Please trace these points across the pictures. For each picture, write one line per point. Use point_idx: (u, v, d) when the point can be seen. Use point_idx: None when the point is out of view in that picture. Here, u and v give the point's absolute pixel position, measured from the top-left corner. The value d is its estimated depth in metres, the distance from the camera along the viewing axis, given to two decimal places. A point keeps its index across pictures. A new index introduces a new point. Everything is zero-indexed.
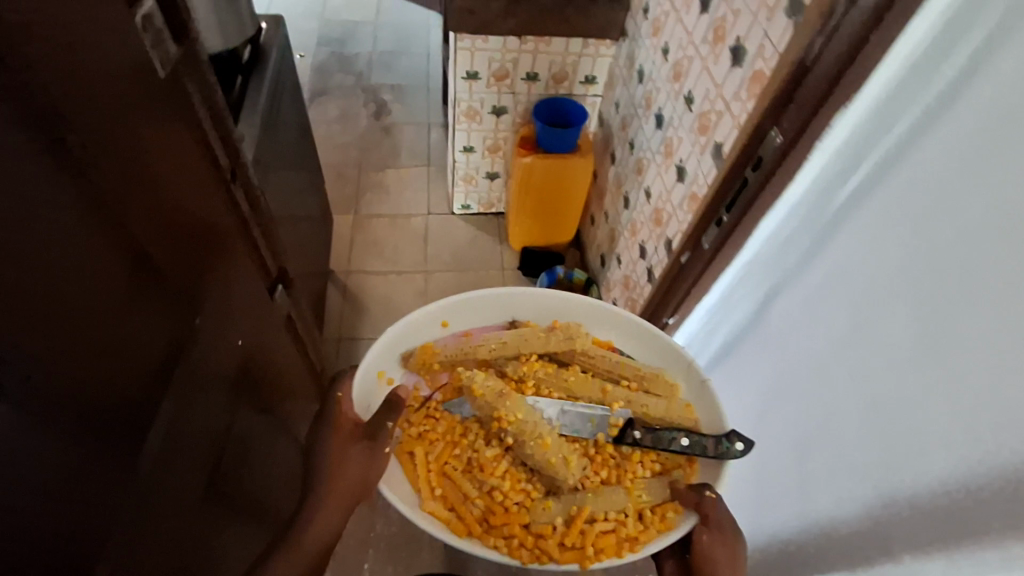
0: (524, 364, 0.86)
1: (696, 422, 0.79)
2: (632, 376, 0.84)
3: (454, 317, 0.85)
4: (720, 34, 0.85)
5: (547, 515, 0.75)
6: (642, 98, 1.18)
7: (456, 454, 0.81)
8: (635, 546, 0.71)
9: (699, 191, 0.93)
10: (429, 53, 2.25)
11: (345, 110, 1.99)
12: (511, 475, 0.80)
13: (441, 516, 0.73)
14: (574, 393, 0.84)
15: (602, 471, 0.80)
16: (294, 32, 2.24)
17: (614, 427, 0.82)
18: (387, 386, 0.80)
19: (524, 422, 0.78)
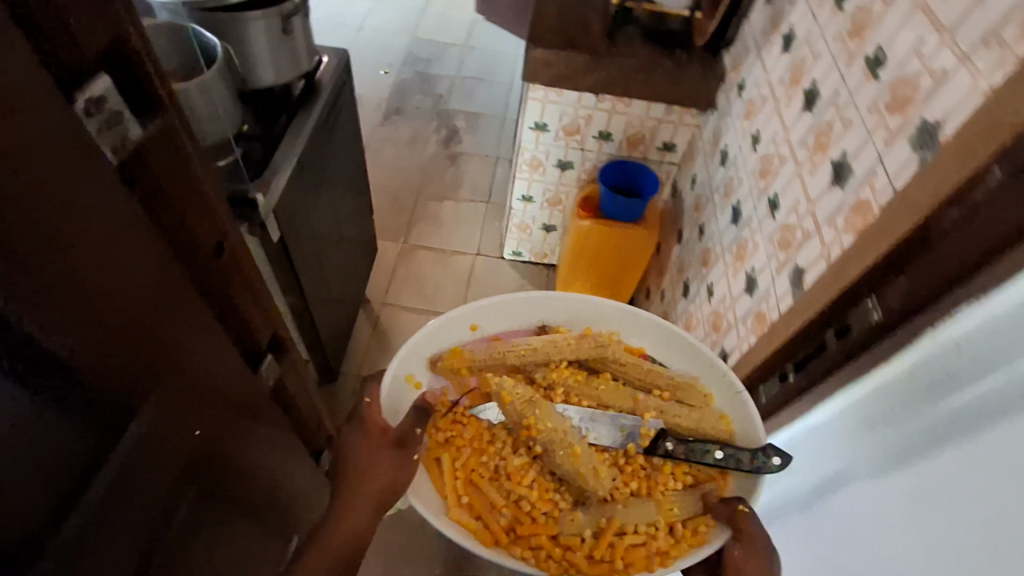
0: (554, 371, 0.79)
1: (732, 435, 0.71)
2: (664, 384, 0.76)
3: (482, 319, 0.80)
4: (823, 141, 0.72)
5: (574, 526, 0.67)
6: (721, 183, 1.04)
7: (483, 462, 0.72)
8: (666, 561, 0.63)
9: (767, 312, 0.79)
10: (511, 83, 2.20)
11: (416, 133, 1.97)
12: (540, 486, 0.71)
13: (467, 525, 0.65)
14: (605, 402, 0.76)
15: (632, 482, 0.70)
16: (383, 48, 2.25)
17: (646, 437, 0.73)
18: (415, 392, 0.74)
19: (555, 430, 0.69)
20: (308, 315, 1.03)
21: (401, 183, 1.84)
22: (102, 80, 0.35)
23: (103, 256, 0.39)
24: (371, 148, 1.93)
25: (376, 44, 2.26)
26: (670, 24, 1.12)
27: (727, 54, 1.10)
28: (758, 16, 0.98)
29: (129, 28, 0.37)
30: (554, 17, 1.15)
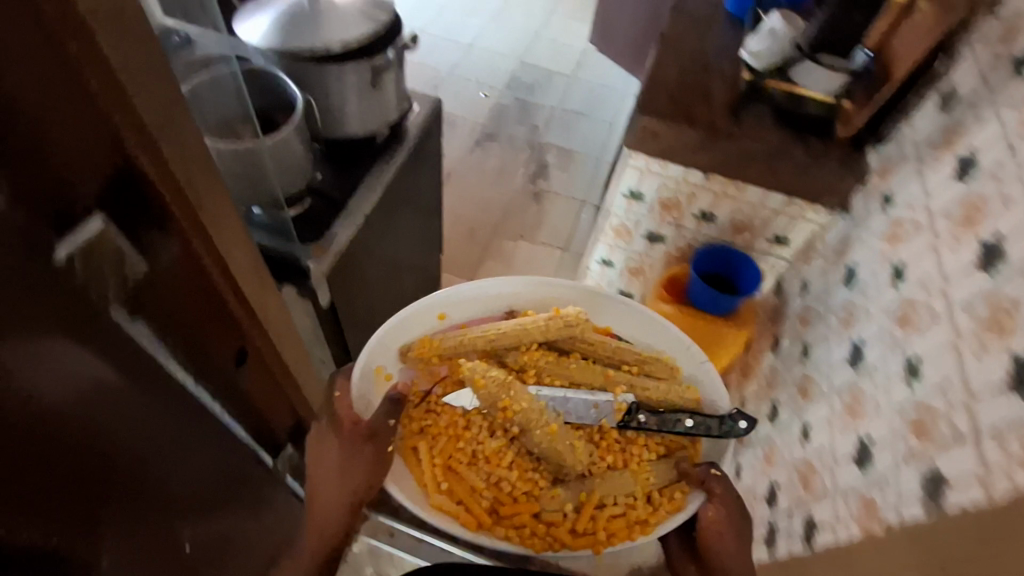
0: (525, 354, 0.90)
1: (700, 402, 0.88)
2: (632, 360, 0.90)
3: (450, 309, 0.90)
4: (1000, 319, 0.55)
5: (555, 502, 0.82)
6: (839, 306, 0.88)
7: (460, 447, 0.85)
8: (646, 528, 0.79)
9: (881, 506, 0.62)
10: (614, 121, 2.09)
11: (504, 164, 1.91)
12: (518, 465, 0.85)
13: (450, 510, 0.80)
14: (577, 381, 0.89)
15: (608, 456, 0.86)
16: (488, 68, 2.21)
17: (619, 411, 0.87)
18: (386, 383, 0.85)
19: (531, 410, 0.82)
20: (351, 360, 0.99)
21: (480, 214, 1.79)
22: (99, 217, 0.44)
23: (93, 377, 0.46)
24: (458, 173, 1.88)
25: (483, 64, 2.22)
26: (804, 109, 0.94)
27: (874, 153, 0.92)
28: (925, 122, 0.81)
29: (140, 153, 0.46)
30: (675, 83, 1.04)
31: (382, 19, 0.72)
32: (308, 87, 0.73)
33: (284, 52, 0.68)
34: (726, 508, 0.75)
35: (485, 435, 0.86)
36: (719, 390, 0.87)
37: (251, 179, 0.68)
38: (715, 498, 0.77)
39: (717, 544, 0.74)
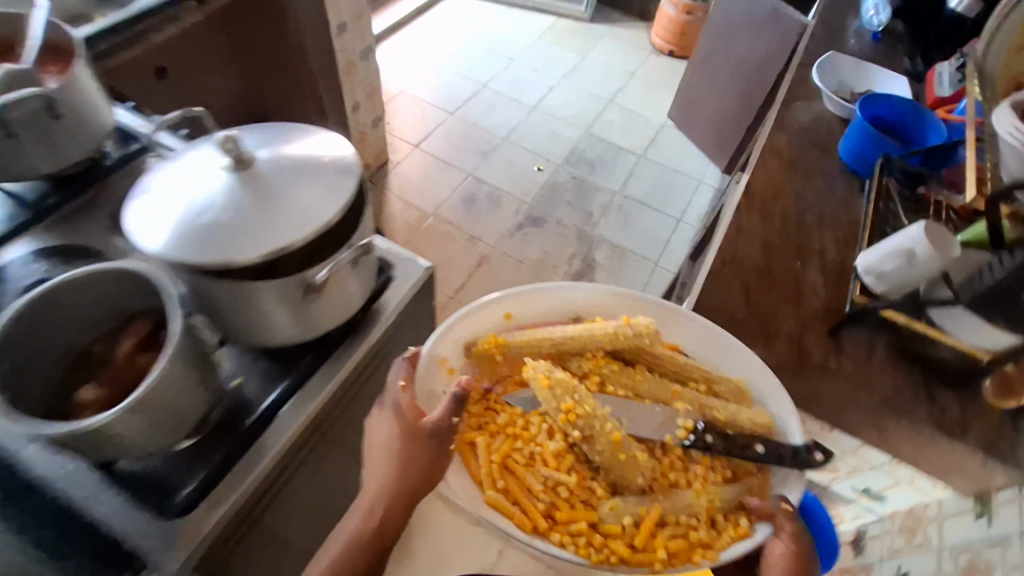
0: (590, 358, 0.73)
1: (772, 429, 0.68)
2: (702, 378, 0.71)
3: (515, 307, 0.75)
4: None
5: (614, 513, 0.64)
6: None
7: (517, 448, 0.69)
8: (709, 553, 0.63)
9: None
10: (683, 219, 1.83)
11: (547, 256, 1.67)
12: (576, 472, 0.68)
13: (502, 508, 0.64)
14: (643, 393, 0.71)
15: (671, 475, 0.68)
16: (549, 137, 2.01)
17: (684, 429, 0.68)
18: (444, 377, 0.71)
19: (595, 416, 0.66)
20: None
21: None
22: None
23: None
24: (491, 261, 1.65)
25: (544, 132, 2.02)
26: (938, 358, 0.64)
27: None
28: None
29: None
30: (758, 271, 0.78)
31: (342, 185, 0.55)
32: (211, 304, 0.53)
33: (202, 248, 0.48)
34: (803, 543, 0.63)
35: (544, 436, 0.69)
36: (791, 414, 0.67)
37: (96, 451, 0.47)
38: (789, 534, 0.63)
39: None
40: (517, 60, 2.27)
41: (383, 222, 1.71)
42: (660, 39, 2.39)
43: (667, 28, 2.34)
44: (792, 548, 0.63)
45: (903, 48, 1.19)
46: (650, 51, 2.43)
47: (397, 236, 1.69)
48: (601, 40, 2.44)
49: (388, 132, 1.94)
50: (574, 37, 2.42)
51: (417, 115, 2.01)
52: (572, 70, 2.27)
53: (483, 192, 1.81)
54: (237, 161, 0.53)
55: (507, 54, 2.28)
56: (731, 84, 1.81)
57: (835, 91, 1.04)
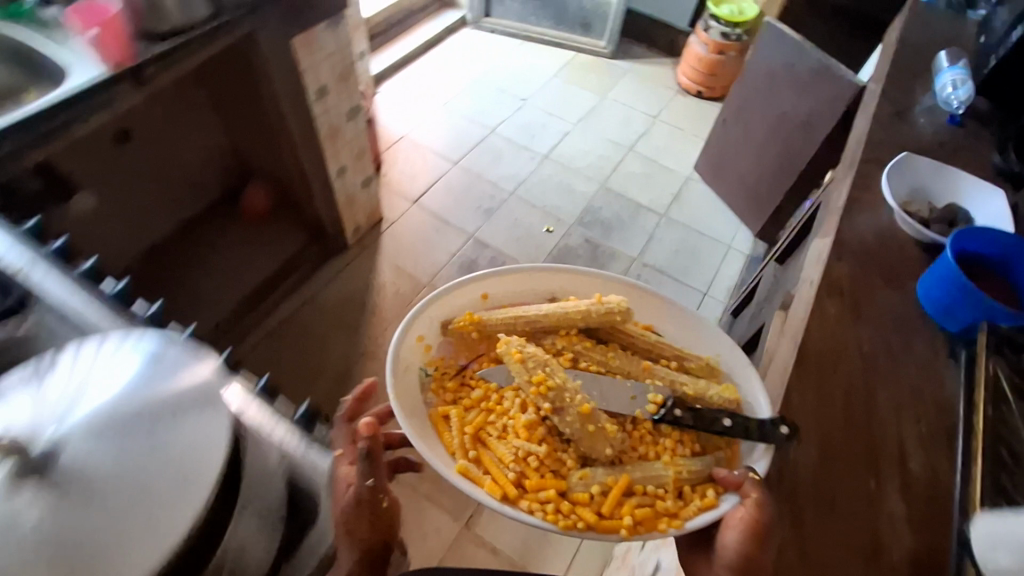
0: (563, 339, 0.84)
1: (739, 403, 0.76)
2: (670, 354, 0.82)
3: (493, 289, 0.85)
4: None
5: (583, 482, 0.72)
6: None
7: (491, 420, 0.77)
8: (674, 522, 0.67)
9: None
10: (708, 293, 1.64)
11: None
12: (548, 444, 0.75)
13: (474, 477, 0.69)
14: (613, 368, 0.82)
15: (640, 447, 0.76)
16: (563, 191, 1.83)
17: (652, 404, 0.77)
18: (423, 353, 0.77)
19: (565, 387, 0.76)
20: None
21: None
22: None
23: None
24: None
25: (556, 185, 1.84)
26: None
27: None
28: None
29: None
30: (817, 496, 0.57)
31: (157, 511, 0.40)
32: None
33: None
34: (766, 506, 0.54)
35: (517, 409, 0.77)
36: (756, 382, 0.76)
37: None
38: (751, 501, 0.55)
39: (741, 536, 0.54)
40: (530, 101, 2.11)
41: (372, 292, 1.56)
42: (687, 78, 2.20)
43: (695, 67, 2.14)
44: (753, 515, 0.54)
45: (986, 136, 0.99)
46: (676, 90, 2.24)
47: (388, 309, 1.54)
48: (622, 78, 2.27)
49: (382, 184, 1.78)
50: (593, 75, 2.26)
51: (416, 165, 1.85)
52: (589, 112, 2.10)
53: (486, 258, 1.64)
54: (30, 461, 0.40)
55: (520, 95, 2.13)
56: (769, 143, 1.61)
57: (907, 199, 0.84)
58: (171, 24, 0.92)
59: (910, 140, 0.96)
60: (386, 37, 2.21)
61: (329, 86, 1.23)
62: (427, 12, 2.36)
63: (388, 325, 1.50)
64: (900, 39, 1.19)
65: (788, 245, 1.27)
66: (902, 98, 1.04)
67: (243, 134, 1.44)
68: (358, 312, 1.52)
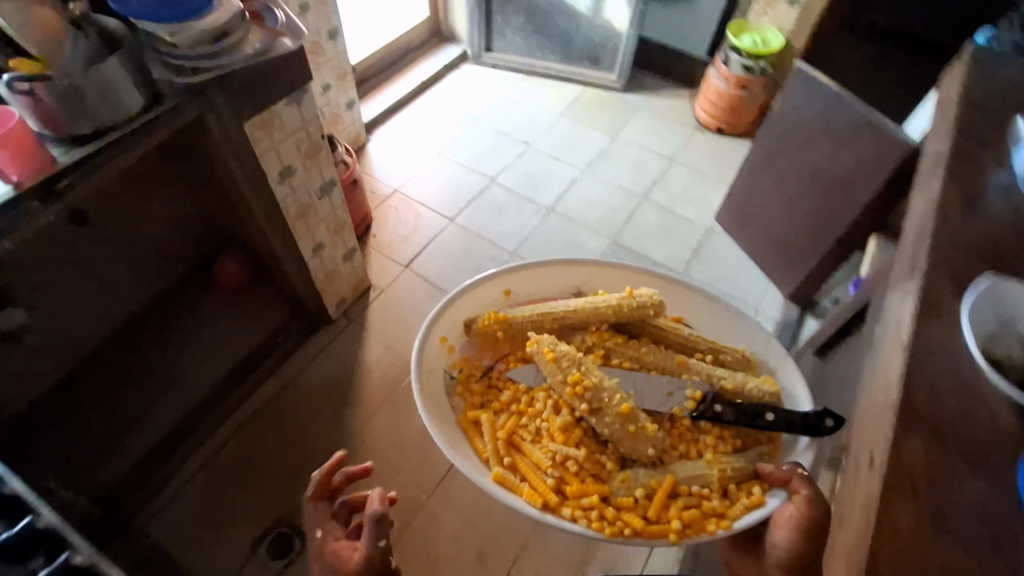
0: (594, 335, 1.02)
1: (779, 395, 0.90)
2: (705, 347, 0.99)
3: (514, 286, 0.98)
4: None
5: (626, 486, 0.89)
6: None
7: (524, 423, 0.95)
8: (723, 523, 0.81)
9: None
10: None
11: None
12: (586, 446, 0.93)
13: (515, 485, 0.85)
14: (646, 364, 0.99)
15: (681, 445, 0.94)
16: (571, 248, 1.67)
17: (692, 401, 0.93)
18: (446, 352, 0.91)
19: (598, 389, 0.91)
20: None
21: (505, 520, 1.25)
22: None
23: None
24: None
25: (562, 241, 1.69)
26: None
27: None
28: None
29: None
30: None
31: None
32: None
33: None
34: (814, 506, 0.76)
35: (551, 412, 0.94)
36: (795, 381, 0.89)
37: None
38: (801, 497, 0.78)
39: (788, 534, 0.79)
40: (534, 145, 1.97)
41: (358, 374, 1.41)
42: (705, 113, 2.02)
43: (714, 102, 1.97)
44: (797, 509, 0.78)
45: None
46: (694, 126, 2.06)
47: (375, 392, 1.39)
48: (634, 114, 2.10)
49: (372, 248, 1.65)
50: (602, 111, 2.11)
51: (410, 224, 1.71)
52: (598, 156, 1.95)
53: None
54: None
55: (523, 138, 1.99)
56: (801, 201, 1.43)
57: (990, 336, 0.65)
58: (93, 122, 0.79)
59: (989, 240, 0.76)
60: (381, 79, 2.09)
61: (296, 164, 1.09)
62: (425, 49, 2.23)
63: (374, 411, 1.36)
64: (963, 96, 0.99)
65: (827, 337, 1.08)
66: (970, 179, 0.85)
67: (218, 208, 1.34)
68: (342, 395, 1.38)
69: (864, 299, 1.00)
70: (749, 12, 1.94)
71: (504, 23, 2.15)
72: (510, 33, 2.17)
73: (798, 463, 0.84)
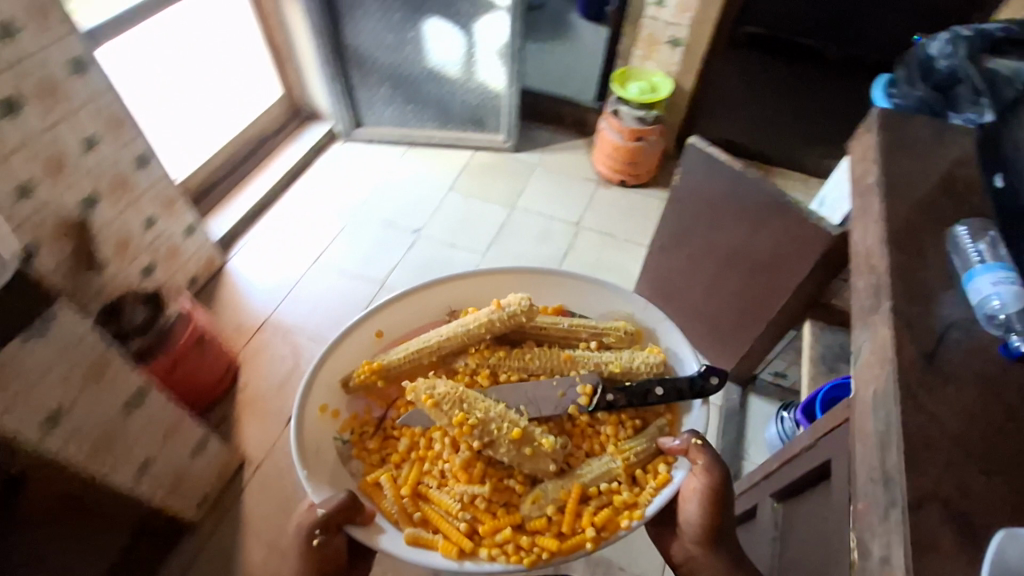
0: (475, 355, 0.84)
1: (665, 363, 0.82)
2: (589, 334, 0.85)
3: (385, 324, 0.82)
4: None
5: (538, 507, 0.73)
6: None
7: (427, 469, 0.76)
8: (635, 513, 0.72)
9: None
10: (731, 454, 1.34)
11: None
12: (489, 474, 0.76)
13: (426, 542, 0.70)
14: (533, 370, 0.83)
15: (584, 443, 0.80)
16: None
17: (584, 395, 0.78)
18: (330, 421, 0.76)
19: (487, 418, 0.73)
20: None
21: None
22: None
23: None
24: None
25: None
26: None
27: None
28: None
29: None
30: None
31: None
32: None
33: None
34: (713, 476, 0.75)
35: (449, 451, 0.75)
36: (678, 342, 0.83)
37: None
38: (702, 469, 0.75)
39: (698, 506, 0.77)
40: (425, 233, 1.75)
41: None
42: (605, 166, 1.86)
43: (610, 156, 1.81)
44: (705, 485, 0.76)
45: None
46: (596, 181, 1.90)
47: None
48: (531, 176, 1.92)
49: (242, 405, 1.36)
50: (495, 177, 1.91)
51: (287, 362, 1.44)
52: (497, 235, 1.75)
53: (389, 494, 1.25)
54: None
55: (411, 226, 1.77)
56: (720, 282, 1.27)
57: None
58: None
59: (967, 422, 0.60)
60: (235, 180, 1.78)
61: (66, 402, 0.79)
62: (286, 134, 1.94)
63: None
64: (882, 184, 0.83)
65: (785, 483, 0.89)
66: (920, 317, 0.68)
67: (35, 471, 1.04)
68: None
69: (825, 455, 0.79)
70: (632, 56, 1.79)
71: (369, 96, 1.89)
72: (379, 105, 1.91)
73: (697, 431, 0.77)
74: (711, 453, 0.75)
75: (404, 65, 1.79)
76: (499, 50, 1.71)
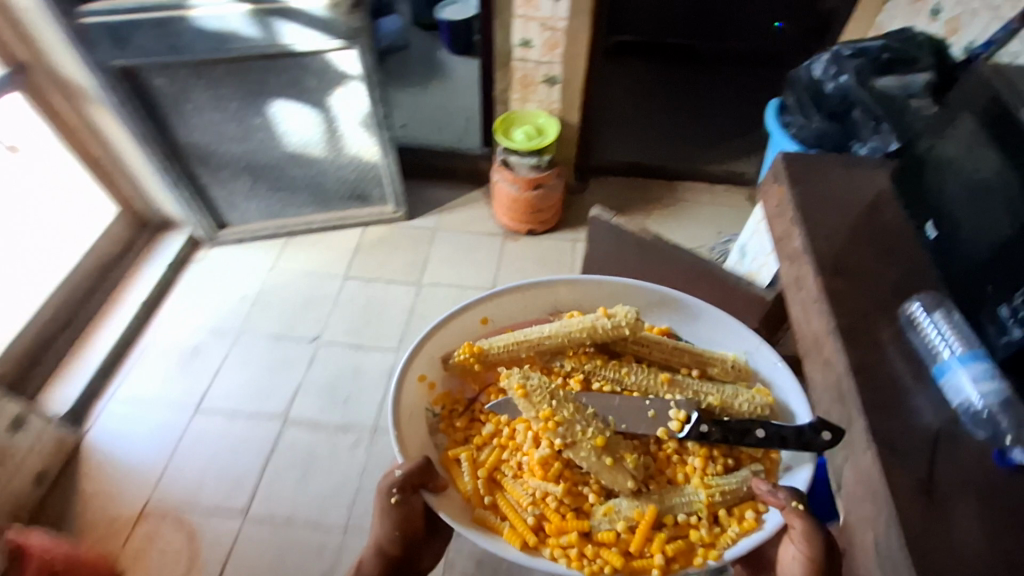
0: (572, 358, 0.85)
1: (773, 407, 0.78)
2: (694, 362, 0.83)
3: (493, 314, 0.86)
4: None
5: (608, 520, 0.72)
6: None
7: (506, 458, 0.78)
8: (711, 552, 0.69)
9: None
10: None
11: None
12: (567, 476, 0.76)
13: (492, 526, 0.71)
14: (629, 385, 0.82)
15: (667, 470, 0.78)
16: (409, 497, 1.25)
17: (676, 421, 0.76)
18: (426, 390, 0.81)
19: (573, 419, 0.74)
20: None
21: None
22: None
23: None
24: None
25: None
26: None
27: None
28: None
29: None
30: None
31: None
32: None
33: None
34: (811, 547, 0.63)
35: (529, 445, 0.77)
36: (793, 391, 0.77)
37: None
38: (800, 537, 0.65)
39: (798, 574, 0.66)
40: (326, 337, 1.52)
41: None
42: (507, 219, 1.72)
43: (511, 209, 1.67)
44: (807, 556, 0.64)
45: None
46: (502, 234, 1.76)
47: None
48: (432, 244, 1.73)
49: None
50: (393, 252, 1.71)
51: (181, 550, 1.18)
52: (409, 321, 1.56)
53: None
54: None
55: (308, 334, 1.53)
56: None
57: None
58: None
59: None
60: (82, 327, 1.50)
61: None
62: (133, 255, 1.64)
63: None
64: (812, 255, 0.73)
65: None
66: (903, 439, 0.58)
67: None
68: None
69: None
70: (509, 100, 1.65)
71: (226, 193, 1.62)
72: (241, 201, 1.65)
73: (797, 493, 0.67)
74: (812, 518, 0.65)
75: (258, 155, 1.54)
76: (363, 120, 1.52)
